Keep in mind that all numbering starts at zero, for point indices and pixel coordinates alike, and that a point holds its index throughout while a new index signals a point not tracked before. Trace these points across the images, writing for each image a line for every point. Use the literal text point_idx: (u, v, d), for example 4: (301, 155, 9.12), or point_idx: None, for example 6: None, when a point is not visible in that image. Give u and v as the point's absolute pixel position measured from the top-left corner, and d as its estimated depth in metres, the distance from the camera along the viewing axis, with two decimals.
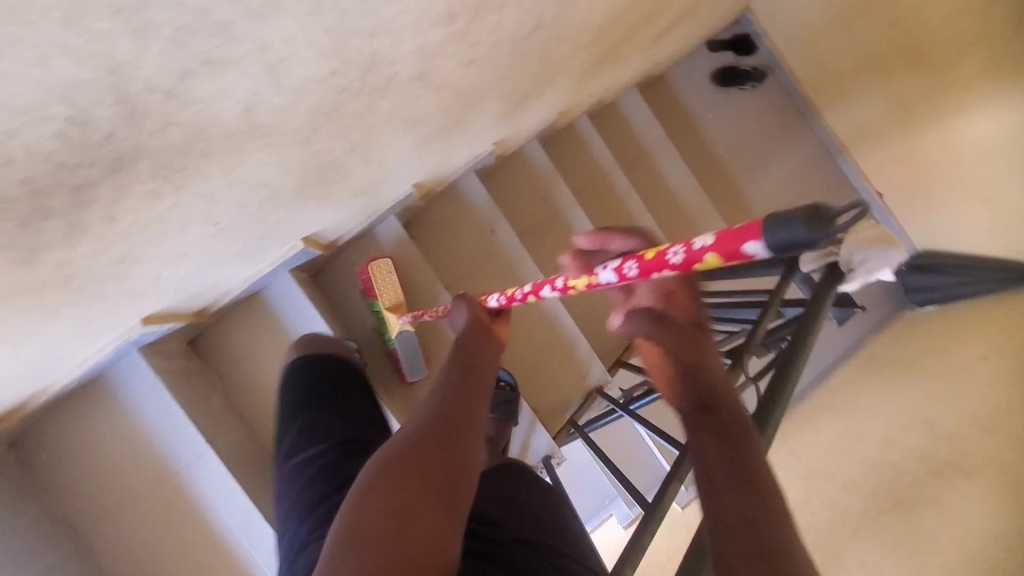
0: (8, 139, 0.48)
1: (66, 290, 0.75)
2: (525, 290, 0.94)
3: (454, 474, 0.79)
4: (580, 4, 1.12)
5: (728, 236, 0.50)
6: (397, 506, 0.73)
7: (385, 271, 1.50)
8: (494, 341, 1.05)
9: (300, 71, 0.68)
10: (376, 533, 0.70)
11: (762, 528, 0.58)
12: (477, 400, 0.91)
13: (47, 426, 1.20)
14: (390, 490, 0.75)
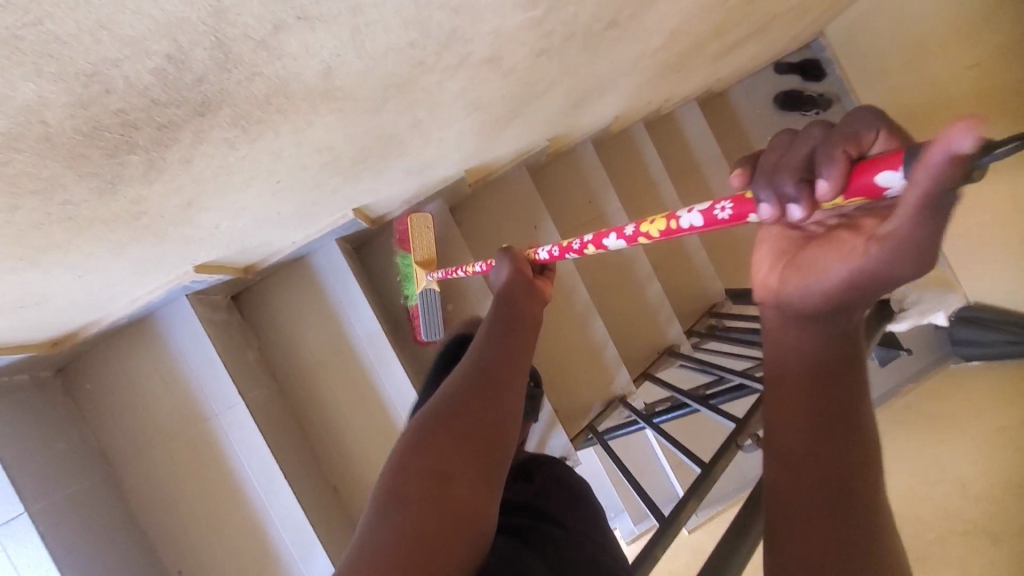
0: (113, 69, 0.50)
1: (136, 226, 0.78)
2: (586, 241, 0.98)
3: (494, 440, 0.82)
4: (658, 7, 1.11)
5: (861, 172, 0.47)
6: (439, 467, 0.76)
7: (422, 224, 1.42)
8: (533, 297, 1.13)
9: (383, 38, 0.69)
10: (416, 493, 0.73)
11: (853, 522, 0.53)
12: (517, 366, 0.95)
13: (97, 357, 1.26)
14: (434, 448, 0.78)
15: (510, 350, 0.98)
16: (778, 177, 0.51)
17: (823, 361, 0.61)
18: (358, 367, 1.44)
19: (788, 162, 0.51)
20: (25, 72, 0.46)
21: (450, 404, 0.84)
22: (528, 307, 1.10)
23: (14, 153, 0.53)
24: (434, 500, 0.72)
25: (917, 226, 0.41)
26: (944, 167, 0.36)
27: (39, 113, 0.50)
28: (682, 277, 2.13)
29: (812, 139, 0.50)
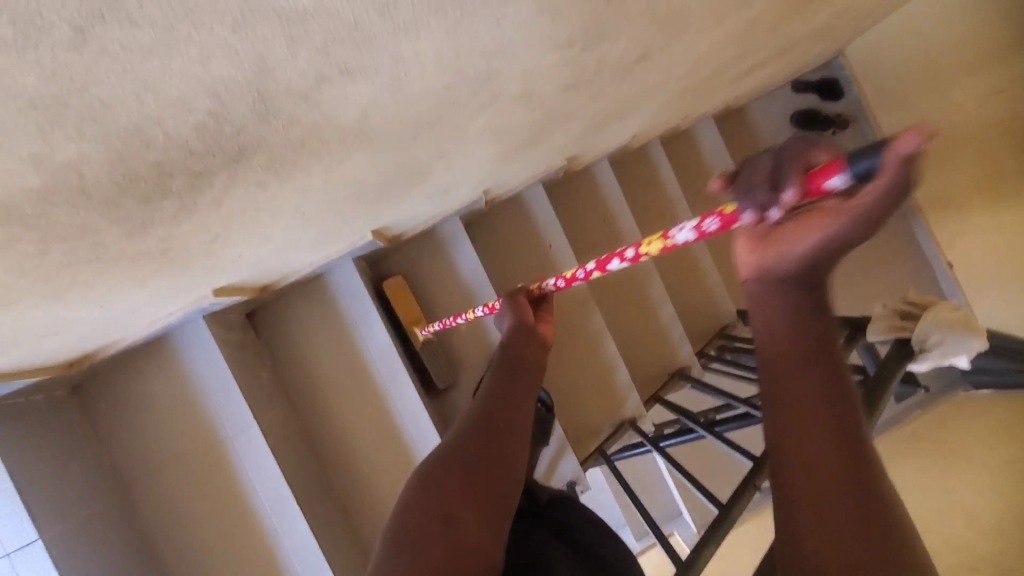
0: (154, 126, 0.49)
1: (162, 261, 0.78)
2: (590, 268, 0.97)
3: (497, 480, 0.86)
4: (688, 40, 1.09)
5: (811, 177, 0.51)
6: (441, 507, 0.80)
7: (399, 288, 1.50)
8: (534, 339, 1.11)
9: (421, 84, 0.67)
10: (417, 531, 0.77)
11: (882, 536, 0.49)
12: (522, 404, 0.99)
13: (111, 372, 1.26)
14: (441, 493, 0.82)
15: (514, 397, 1.00)
16: (750, 188, 0.55)
17: (810, 325, 0.57)
18: (371, 387, 1.43)
19: (758, 175, 0.55)
20: (68, 133, 0.45)
21: (455, 450, 0.89)
22: (530, 350, 1.09)
23: (50, 204, 0.52)
24: (445, 543, 0.75)
25: (882, 202, 0.46)
26: (902, 156, 0.42)
27: (77, 168, 0.49)
28: (694, 297, 2.12)
29: (767, 159, 0.55)
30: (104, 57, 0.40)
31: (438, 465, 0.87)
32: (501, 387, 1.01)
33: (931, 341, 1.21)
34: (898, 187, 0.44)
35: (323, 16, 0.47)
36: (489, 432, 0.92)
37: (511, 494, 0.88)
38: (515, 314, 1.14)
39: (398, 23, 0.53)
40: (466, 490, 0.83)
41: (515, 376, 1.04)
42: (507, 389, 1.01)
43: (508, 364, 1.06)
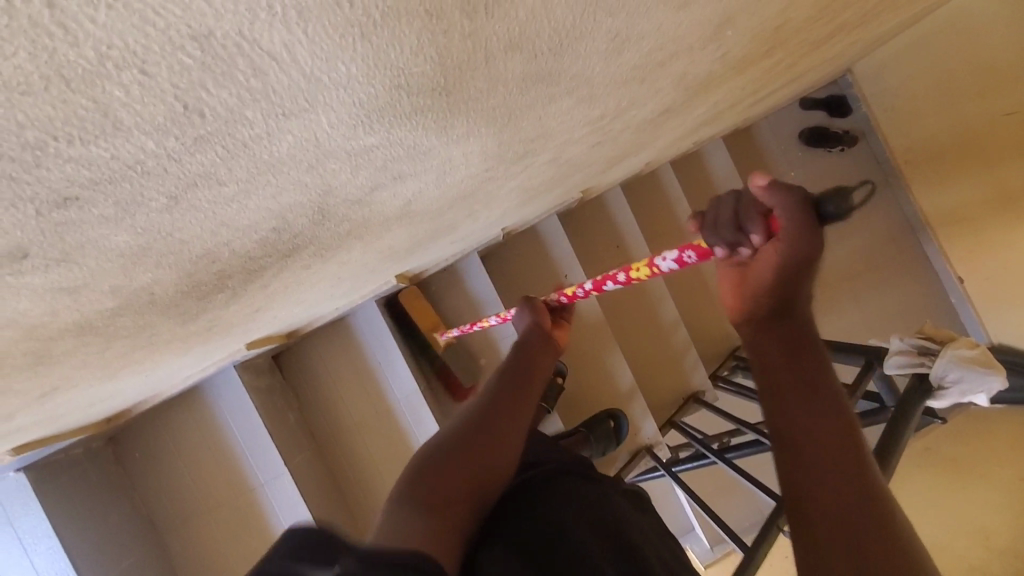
0: (222, 248, 0.51)
1: (206, 335, 0.80)
2: (586, 287, 1.01)
3: (495, 447, 0.81)
4: (710, 91, 1.11)
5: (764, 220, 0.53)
6: (444, 468, 0.75)
7: (416, 296, 1.51)
8: (550, 347, 1.07)
9: (464, 172, 0.69)
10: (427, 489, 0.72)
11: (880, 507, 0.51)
12: (529, 386, 0.95)
13: (144, 424, 1.34)
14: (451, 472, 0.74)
15: (525, 396, 0.93)
16: (716, 229, 0.55)
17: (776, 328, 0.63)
18: (393, 427, 1.47)
19: (728, 216, 0.55)
20: (147, 266, 0.47)
21: (467, 435, 0.81)
22: (541, 361, 1.03)
23: (119, 316, 0.55)
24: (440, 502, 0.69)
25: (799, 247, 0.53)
26: (776, 192, 0.51)
27: (150, 287, 0.52)
28: (707, 319, 2.14)
29: (730, 202, 0.55)
30: (189, 211, 0.42)
31: (454, 449, 0.78)
32: (513, 370, 0.97)
33: (950, 378, 1.21)
34: (792, 220, 0.51)
35: (386, 147, 0.49)
36: (501, 419, 0.86)
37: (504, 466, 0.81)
38: (533, 318, 1.12)
39: (451, 136, 0.55)
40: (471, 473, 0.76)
41: (529, 379, 0.96)
42: (520, 385, 0.94)
43: (515, 368, 0.98)
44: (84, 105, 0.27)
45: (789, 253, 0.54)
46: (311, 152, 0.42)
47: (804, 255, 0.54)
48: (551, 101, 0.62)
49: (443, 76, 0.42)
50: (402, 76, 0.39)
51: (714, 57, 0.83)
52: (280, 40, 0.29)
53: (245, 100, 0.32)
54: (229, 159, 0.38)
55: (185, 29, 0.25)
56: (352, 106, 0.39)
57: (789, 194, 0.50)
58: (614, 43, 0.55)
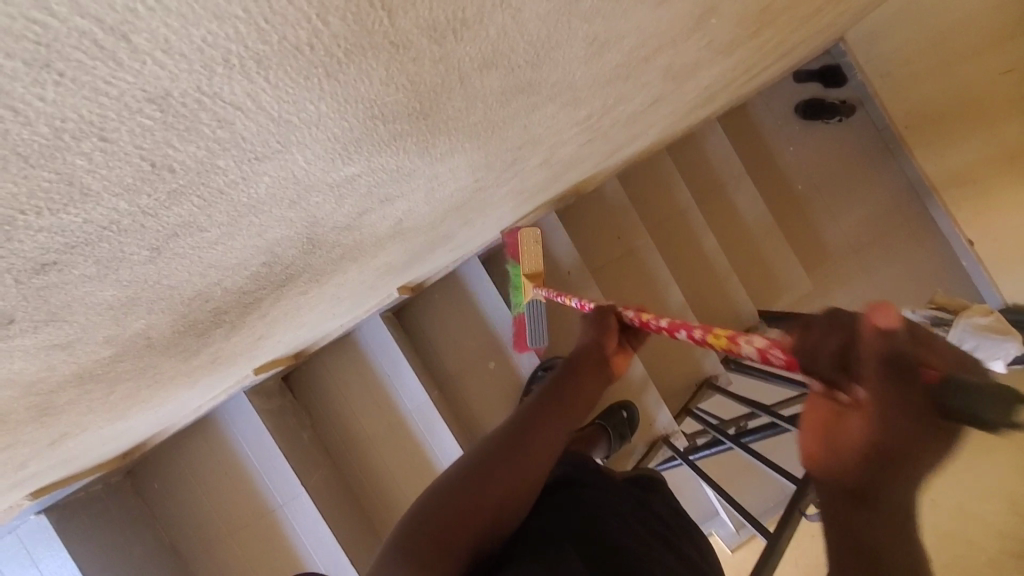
0: (214, 287, 0.51)
1: (210, 368, 0.80)
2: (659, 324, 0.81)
3: (501, 483, 0.75)
4: (699, 77, 1.08)
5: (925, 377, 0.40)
6: (447, 510, 0.72)
7: (531, 241, 1.43)
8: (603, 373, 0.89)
9: (453, 185, 0.69)
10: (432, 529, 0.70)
11: None
12: (557, 418, 0.83)
13: (158, 454, 1.35)
14: (473, 492, 0.73)
15: (549, 429, 0.81)
16: (818, 350, 0.46)
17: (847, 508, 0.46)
18: (406, 437, 1.47)
19: (829, 345, 0.45)
20: (139, 314, 0.47)
21: (500, 444, 0.78)
22: (587, 387, 0.87)
23: (118, 362, 0.55)
24: (470, 513, 0.71)
25: (890, 418, 0.40)
26: (874, 338, 0.41)
27: (145, 333, 0.52)
28: (716, 301, 2.12)
29: (840, 334, 0.44)
30: (174, 260, 0.41)
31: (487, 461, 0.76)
32: (541, 404, 0.84)
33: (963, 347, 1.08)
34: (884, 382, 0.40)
35: (369, 174, 0.48)
36: (535, 436, 0.80)
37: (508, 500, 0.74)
38: (593, 335, 0.93)
39: (435, 156, 0.55)
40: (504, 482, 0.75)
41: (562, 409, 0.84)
42: (546, 411, 0.83)
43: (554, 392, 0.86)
44: (47, 177, 0.26)
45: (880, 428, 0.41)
46: (290, 190, 0.42)
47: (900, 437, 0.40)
48: (535, 109, 0.61)
49: (418, 100, 0.41)
50: (375, 107, 0.38)
51: (699, 45, 0.81)
52: (242, 90, 0.28)
53: (214, 151, 0.32)
54: (207, 207, 0.37)
55: (141, 93, 0.25)
56: (328, 141, 0.39)
57: (890, 349, 0.40)
58: (592, 48, 0.54)
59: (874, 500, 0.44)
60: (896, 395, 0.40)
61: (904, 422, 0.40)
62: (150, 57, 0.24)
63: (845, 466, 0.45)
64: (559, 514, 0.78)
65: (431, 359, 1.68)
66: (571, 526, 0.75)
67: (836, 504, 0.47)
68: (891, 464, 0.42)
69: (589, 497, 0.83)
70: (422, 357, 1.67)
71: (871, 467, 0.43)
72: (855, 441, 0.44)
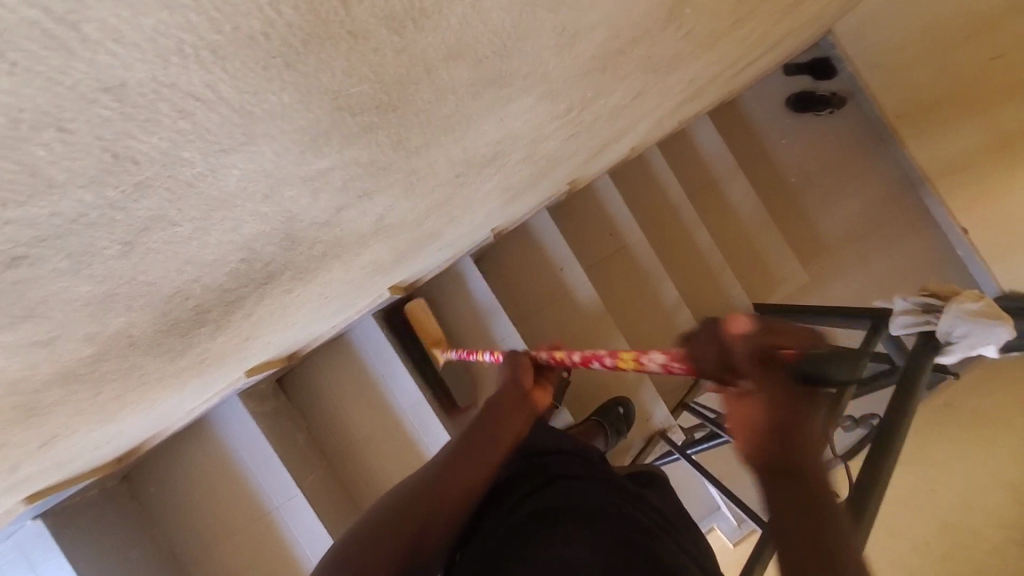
0: (193, 283, 0.52)
1: (198, 369, 0.81)
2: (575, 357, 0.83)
3: (450, 488, 0.82)
4: (681, 71, 1.09)
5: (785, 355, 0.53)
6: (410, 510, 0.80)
7: (424, 312, 1.49)
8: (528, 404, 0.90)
9: (432, 180, 0.69)
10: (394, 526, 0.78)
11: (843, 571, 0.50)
12: (491, 437, 0.86)
13: (153, 459, 1.36)
14: (433, 498, 0.81)
15: (486, 453, 0.85)
16: (705, 360, 0.55)
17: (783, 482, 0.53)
18: (401, 437, 1.48)
19: (709, 353, 0.55)
20: (119, 310, 0.48)
21: (451, 458, 0.85)
22: (506, 425, 0.87)
23: (101, 361, 0.56)
24: (427, 511, 0.80)
25: (778, 391, 0.51)
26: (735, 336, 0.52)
27: (126, 330, 0.52)
28: (710, 296, 2.13)
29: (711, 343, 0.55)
30: (148, 254, 0.42)
31: (416, 484, 0.83)
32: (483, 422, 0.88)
33: (956, 334, 1.11)
34: (762, 366, 0.51)
35: (342, 168, 0.49)
36: (455, 470, 0.83)
37: (460, 504, 0.82)
38: (508, 373, 0.94)
39: (410, 149, 0.55)
40: (432, 501, 0.81)
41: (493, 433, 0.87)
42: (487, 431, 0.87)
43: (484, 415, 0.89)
44: (10, 168, 0.27)
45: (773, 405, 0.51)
46: (262, 183, 0.43)
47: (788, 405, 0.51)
48: (510, 101, 0.62)
49: (384, 92, 0.42)
50: (341, 98, 0.39)
51: (677, 37, 0.82)
52: (200, 80, 0.29)
53: (178, 142, 0.33)
54: (177, 201, 0.38)
55: (96, 83, 0.26)
56: (294, 133, 0.39)
57: (755, 340, 0.51)
58: (563, 37, 0.54)
59: (799, 468, 0.53)
60: (774, 370, 0.51)
61: (784, 394, 0.51)
62: (101, 46, 0.25)
63: (762, 448, 0.53)
64: (541, 508, 0.79)
65: None
66: (538, 520, 0.77)
67: (772, 492, 0.53)
68: (789, 431, 0.52)
69: (583, 489, 0.83)
70: None
71: (778, 434, 0.52)
72: (762, 426, 0.52)
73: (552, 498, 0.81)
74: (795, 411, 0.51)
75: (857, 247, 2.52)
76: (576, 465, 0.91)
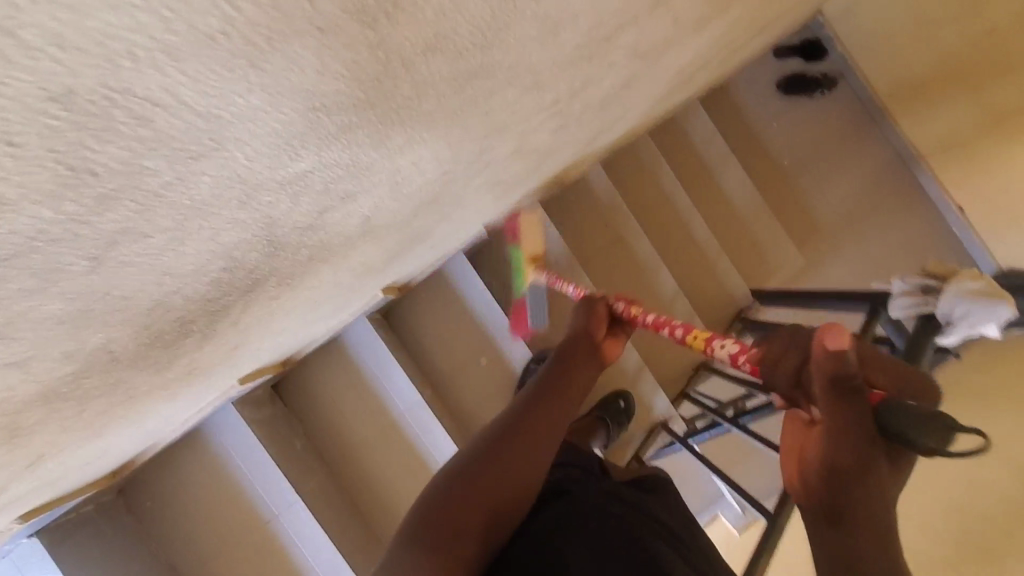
0: (173, 296, 0.50)
1: (188, 380, 0.79)
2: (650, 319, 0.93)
3: (522, 450, 0.79)
4: (671, 56, 1.07)
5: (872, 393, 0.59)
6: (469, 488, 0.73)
7: (534, 223, 1.49)
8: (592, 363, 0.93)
9: (418, 179, 0.67)
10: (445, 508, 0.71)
11: None
12: (560, 399, 0.86)
13: (150, 472, 1.35)
14: (488, 476, 0.75)
15: (554, 412, 0.85)
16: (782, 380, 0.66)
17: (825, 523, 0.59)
18: (401, 439, 1.47)
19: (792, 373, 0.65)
20: (96, 327, 0.46)
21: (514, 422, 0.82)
22: (575, 383, 0.89)
23: (82, 379, 0.54)
24: (473, 499, 0.73)
25: (842, 426, 0.57)
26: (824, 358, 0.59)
27: (106, 346, 0.51)
28: (707, 284, 2.12)
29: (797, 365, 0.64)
30: (120, 269, 0.40)
31: (478, 452, 0.78)
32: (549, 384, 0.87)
33: (955, 314, 1.09)
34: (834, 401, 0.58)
35: (322, 170, 0.47)
36: (527, 436, 0.80)
37: (528, 474, 0.78)
38: (582, 325, 0.97)
39: (393, 148, 0.53)
40: (499, 489, 0.75)
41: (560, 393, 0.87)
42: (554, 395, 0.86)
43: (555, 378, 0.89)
44: None
45: (836, 445, 0.58)
46: (237, 190, 0.41)
47: (849, 455, 0.57)
48: (494, 94, 0.60)
49: (362, 89, 0.40)
50: (315, 98, 0.37)
51: (665, 22, 0.80)
52: (157, 84, 0.28)
53: (141, 151, 0.31)
54: (146, 212, 0.36)
55: (42, 92, 0.24)
56: (268, 136, 0.37)
57: (835, 370, 0.58)
58: (546, 26, 0.52)
59: (851, 508, 0.57)
60: (844, 409, 0.57)
61: (851, 430, 0.57)
62: (45, 53, 0.23)
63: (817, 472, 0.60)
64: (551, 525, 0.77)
65: (422, 359, 1.67)
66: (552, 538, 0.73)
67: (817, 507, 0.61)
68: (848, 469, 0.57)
69: (593, 506, 0.80)
70: (414, 358, 1.66)
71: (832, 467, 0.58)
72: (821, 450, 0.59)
73: (553, 518, 0.78)
74: (860, 462, 0.57)
75: (853, 230, 2.50)
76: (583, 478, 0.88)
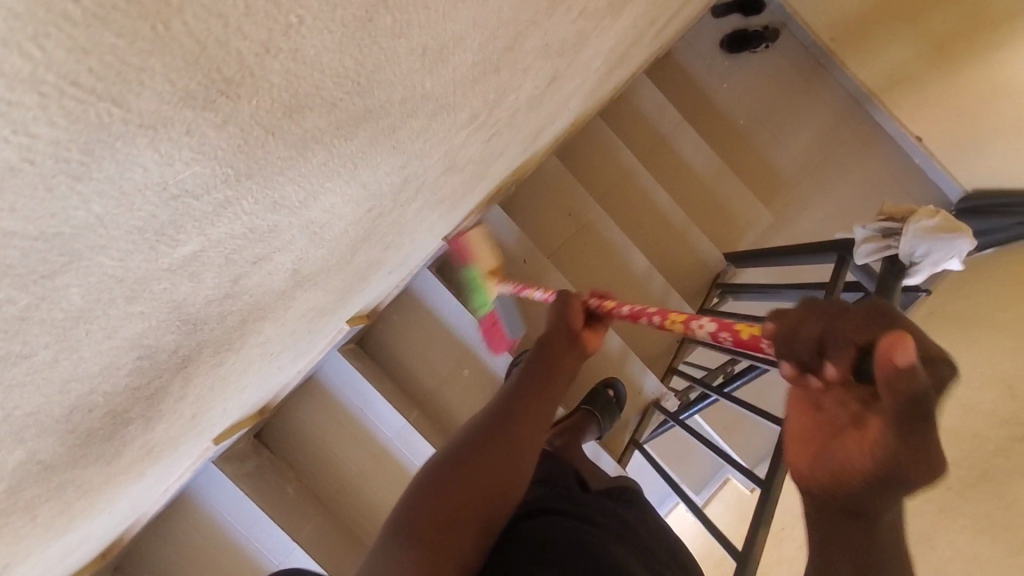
0: (91, 394, 0.49)
1: (149, 458, 0.78)
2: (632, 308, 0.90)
3: (492, 468, 0.81)
4: (593, 43, 1.05)
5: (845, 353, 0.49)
6: (444, 504, 0.75)
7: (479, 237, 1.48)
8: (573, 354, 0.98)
9: (339, 225, 0.66)
10: (427, 520, 0.73)
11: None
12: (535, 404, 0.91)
13: (144, 546, 1.33)
14: (452, 488, 0.77)
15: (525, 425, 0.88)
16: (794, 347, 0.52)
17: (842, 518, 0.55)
18: (393, 466, 1.47)
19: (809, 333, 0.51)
20: (11, 446, 0.44)
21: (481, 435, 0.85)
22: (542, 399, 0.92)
23: (19, 494, 0.52)
24: (445, 507, 0.75)
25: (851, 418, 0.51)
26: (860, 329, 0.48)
27: (34, 459, 0.49)
28: (680, 256, 2.12)
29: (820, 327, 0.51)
30: (13, 390, 0.39)
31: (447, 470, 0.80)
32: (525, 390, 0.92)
33: (918, 254, 1.08)
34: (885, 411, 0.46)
35: (215, 246, 0.46)
36: (495, 449, 0.83)
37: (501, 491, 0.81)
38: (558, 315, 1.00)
39: (296, 207, 0.52)
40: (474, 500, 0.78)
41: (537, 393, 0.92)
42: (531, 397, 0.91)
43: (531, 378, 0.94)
44: None
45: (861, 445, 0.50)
46: (118, 290, 0.39)
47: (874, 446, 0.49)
48: (395, 129, 0.58)
49: (227, 165, 0.38)
50: (172, 188, 0.35)
51: (570, 18, 0.79)
52: None
53: None
54: (17, 334, 0.35)
55: None
56: (130, 236, 0.36)
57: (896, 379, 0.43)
58: (428, 57, 0.51)
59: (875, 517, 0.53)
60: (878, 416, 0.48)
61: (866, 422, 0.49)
62: None
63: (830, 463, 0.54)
64: (531, 535, 0.77)
65: (405, 380, 1.66)
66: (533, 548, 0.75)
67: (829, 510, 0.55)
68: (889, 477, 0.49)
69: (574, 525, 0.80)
70: (396, 381, 1.66)
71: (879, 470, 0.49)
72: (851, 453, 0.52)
73: (529, 530, 0.79)
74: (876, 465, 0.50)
75: (818, 176, 2.49)
76: (559, 497, 0.89)
